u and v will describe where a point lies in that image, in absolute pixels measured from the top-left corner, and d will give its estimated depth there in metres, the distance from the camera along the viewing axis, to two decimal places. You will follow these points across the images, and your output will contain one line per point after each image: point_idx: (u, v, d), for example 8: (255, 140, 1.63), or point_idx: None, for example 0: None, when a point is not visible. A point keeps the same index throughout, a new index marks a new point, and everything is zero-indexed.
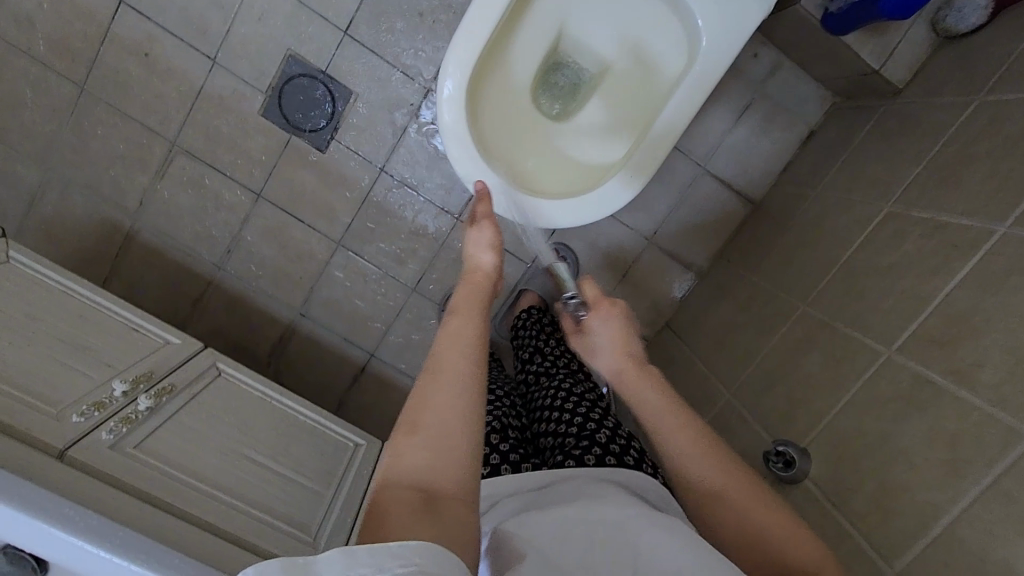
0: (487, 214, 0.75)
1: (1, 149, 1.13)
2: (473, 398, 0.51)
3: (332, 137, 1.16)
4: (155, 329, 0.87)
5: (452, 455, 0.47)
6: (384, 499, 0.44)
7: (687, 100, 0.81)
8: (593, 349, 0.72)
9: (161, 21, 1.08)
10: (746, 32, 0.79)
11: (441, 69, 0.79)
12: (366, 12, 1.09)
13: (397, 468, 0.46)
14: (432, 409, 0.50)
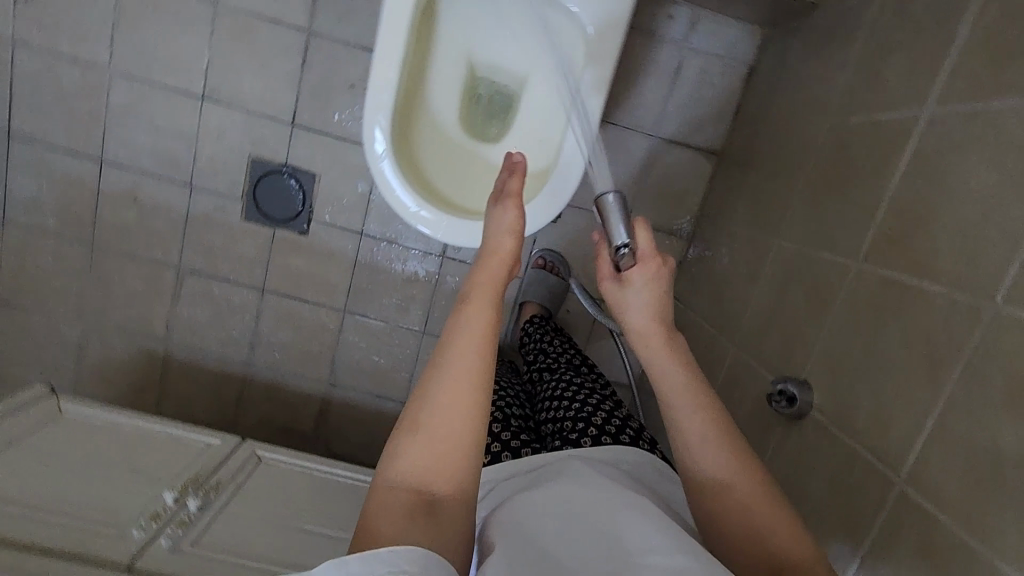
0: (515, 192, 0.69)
1: (43, 317, 1.28)
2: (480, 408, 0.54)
3: (310, 218, 1.25)
4: (195, 435, 0.96)
5: (451, 461, 0.52)
6: (382, 497, 0.50)
7: (594, 84, 0.84)
8: (622, 303, 0.65)
9: (138, 166, 1.21)
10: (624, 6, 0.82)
11: (366, 135, 0.84)
12: (305, 100, 1.18)
13: (397, 466, 0.52)
14: (436, 414, 0.53)
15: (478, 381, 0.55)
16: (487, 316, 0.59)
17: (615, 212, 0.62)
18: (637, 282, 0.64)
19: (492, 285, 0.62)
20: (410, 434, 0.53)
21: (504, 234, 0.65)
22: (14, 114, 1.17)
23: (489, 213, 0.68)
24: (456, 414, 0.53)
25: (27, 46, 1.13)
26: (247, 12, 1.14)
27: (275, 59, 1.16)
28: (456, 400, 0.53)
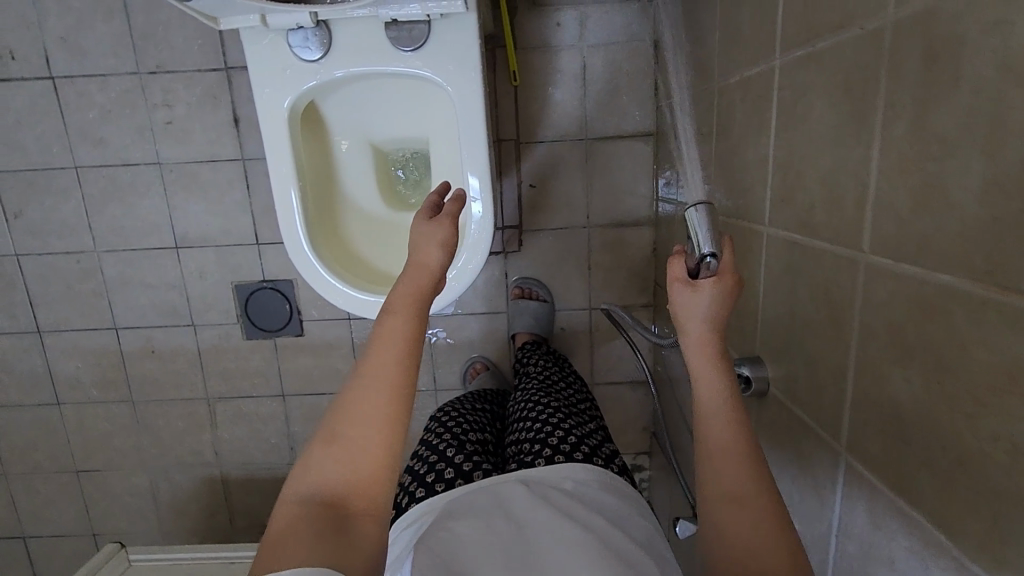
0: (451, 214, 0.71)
1: (114, 474, 1.43)
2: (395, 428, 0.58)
3: (301, 320, 1.34)
4: (246, 551, 1.05)
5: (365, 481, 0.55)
6: (290, 509, 0.54)
7: (473, 138, 0.86)
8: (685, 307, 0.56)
9: (146, 322, 1.35)
10: (476, 58, 0.83)
11: (289, 248, 0.89)
12: (262, 219, 1.28)
13: (311, 478, 0.55)
14: (354, 427, 0.57)
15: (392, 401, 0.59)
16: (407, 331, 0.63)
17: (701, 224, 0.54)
18: (707, 289, 0.55)
19: (414, 298, 0.66)
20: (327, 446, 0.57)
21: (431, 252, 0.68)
22: (37, 313, 1.33)
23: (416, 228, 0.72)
24: (374, 427, 0.57)
25: (28, 253, 1.30)
26: (187, 161, 1.25)
27: (223, 192, 1.27)
28: (373, 413, 0.58)
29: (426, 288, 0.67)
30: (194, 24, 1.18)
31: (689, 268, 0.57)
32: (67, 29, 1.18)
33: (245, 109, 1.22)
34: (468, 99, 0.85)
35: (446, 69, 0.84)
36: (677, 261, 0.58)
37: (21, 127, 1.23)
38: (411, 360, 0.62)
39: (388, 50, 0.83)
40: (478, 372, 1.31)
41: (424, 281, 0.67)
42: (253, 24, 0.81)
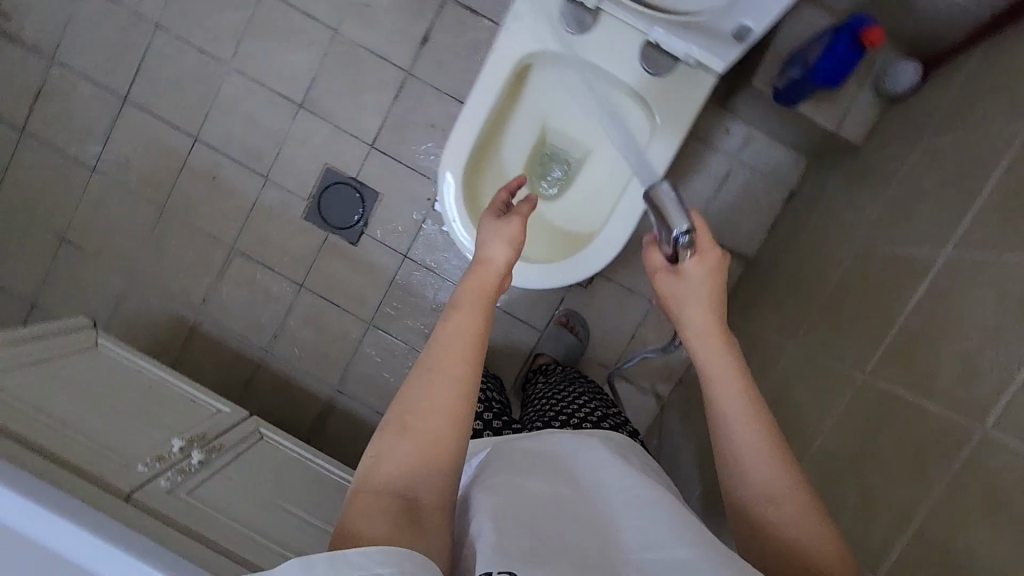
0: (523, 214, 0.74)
1: (96, 264, 1.36)
2: (457, 422, 0.59)
3: (362, 232, 1.34)
4: (209, 399, 1.00)
5: (428, 474, 0.57)
6: (363, 501, 0.55)
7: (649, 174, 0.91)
8: (676, 294, 0.66)
9: (226, 151, 1.33)
10: (692, 111, 0.89)
11: (443, 163, 0.93)
12: (388, 128, 1.30)
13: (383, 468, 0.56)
14: (422, 419, 0.58)
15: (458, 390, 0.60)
16: (475, 322, 0.64)
17: (670, 202, 0.65)
18: (690, 272, 0.65)
19: (482, 292, 0.67)
20: (396, 435, 0.58)
21: (497, 249, 0.70)
22: (135, 82, 1.30)
23: (482, 228, 0.74)
24: (441, 417, 0.58)
25: (165, 30, 1.29)
26: (358, 43, 1.28)
27: (371, 87, 1.29)
28: (443, 405, 0.58)
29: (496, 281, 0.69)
30: None
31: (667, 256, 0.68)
32: None
33: (438, 35, 1.27)
34: (667, 139, 0.90)
35: (663, 104, 0.89)
36: (655, 253, 0.69)
37: None
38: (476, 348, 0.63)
39: (634, 63, 0.89)
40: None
41: (490, 277, 0.69)
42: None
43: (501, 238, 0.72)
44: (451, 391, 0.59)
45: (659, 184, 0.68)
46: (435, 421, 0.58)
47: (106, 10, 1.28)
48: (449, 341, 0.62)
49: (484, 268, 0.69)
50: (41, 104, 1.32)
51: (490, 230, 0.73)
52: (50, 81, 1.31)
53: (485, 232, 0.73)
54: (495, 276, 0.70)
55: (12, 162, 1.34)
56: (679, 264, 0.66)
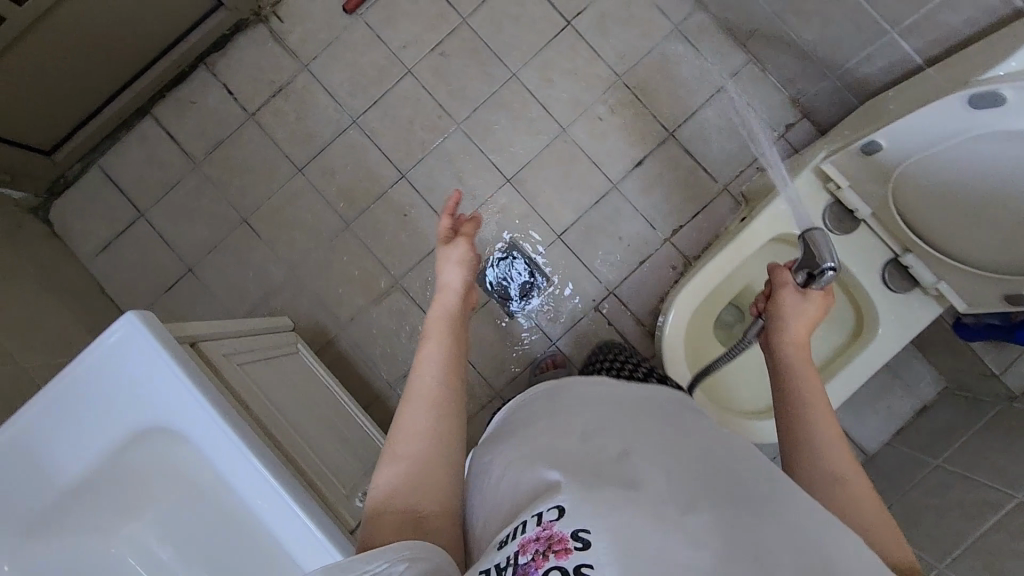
0: (465, 238, 0.85)
1: (265, 251, 1.40)
2: (438, 420, 0.66)
3: (522, 307, 1.38)
4: (375, 434, 0.98)
5: (424, 479, 0.62)
6: (384, 517, 0.60)
7: (859, 369, 0.98)
8: (797, 309, 0.79)
9: (424, 194, 1.39)
10: (916, 329, 0.97)
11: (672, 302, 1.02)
12: (580, 226, 1.38)
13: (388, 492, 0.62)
14: (409, 441, 0.64)
15: (438, 393, 0.67)
16: (443, 343, 0.72)
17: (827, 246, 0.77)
18: (812, 301, 0.80)
19: (444, 315, 0.77)
20: (391, 464, 0.64)
21: (450, 273, 0.80)
22: (370, 110, 1.40)
23: (440, 256, 0.83)
24: (423, 428, 0.65)
25: (415, 78, 1.39)
26: (581, 146, 1.38)
27: (577, 186, 1.38)
28: (418, 419, 0.65)
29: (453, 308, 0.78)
30: (685, 94, 1.37)
31: (799, 280, 0.81)
32: (611, 13, 1.38)
33: (652, 163, 1.38)
34: (885, 345, 0.97)
35: (890, 315, 0.97)
36: (787, 272, 0.83)
37: (513, 19, 1.38)
38: (447, 361, 0.71)
39: (877, 278, 0.96)
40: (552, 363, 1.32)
41: (450, 300, 0.79)
42: (832, 183, 0.94)
43: (454, 264, 0.81)
44: (432, 398, 0.67)
45: (816, 229, 0.81)
46: (421, 428, 0.65)
47: (370, 43, 1.40)
48: (425, 368, 0.70)
49: (441, 294, 0.79)
50: (278, 99, 1.41)
51: (444, 257, 0.83)
52: (295, 82, 1.40)
53: (442, 259, 0.83)
54: (454, 297, 0.80)
55: (230, 137, 1.41)
56: (808, 291, 0.80)
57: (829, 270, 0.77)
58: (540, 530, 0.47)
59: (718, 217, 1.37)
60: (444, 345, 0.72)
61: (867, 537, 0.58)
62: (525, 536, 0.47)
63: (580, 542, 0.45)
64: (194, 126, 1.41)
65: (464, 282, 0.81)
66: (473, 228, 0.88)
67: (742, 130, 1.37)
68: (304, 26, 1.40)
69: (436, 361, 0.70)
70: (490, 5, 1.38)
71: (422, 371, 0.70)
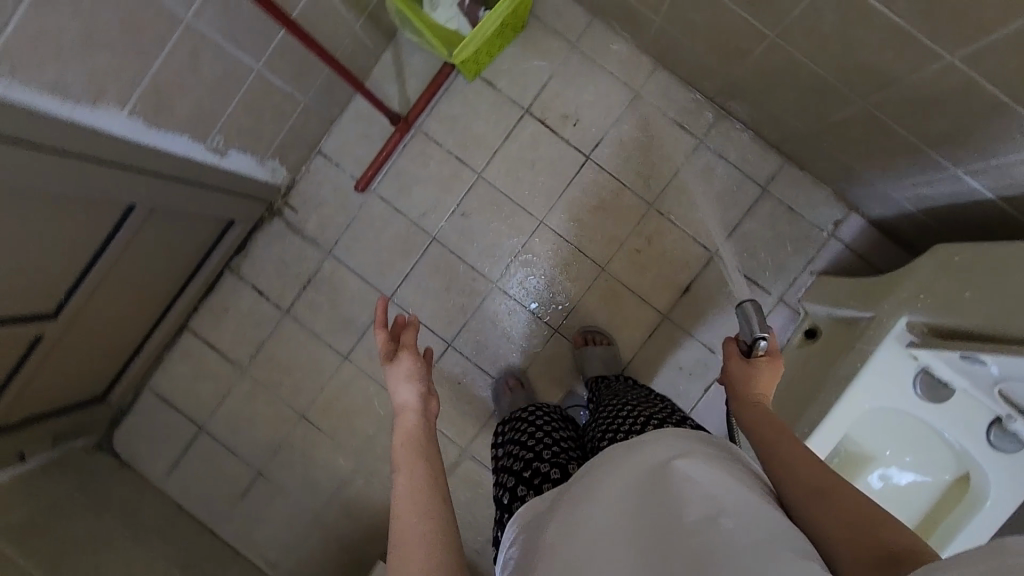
0: (410, 341, 0.77)
1: (330, 442, 1.40)
2: (424, 574, 0.54)
3: None
4: None
5: None
6: None
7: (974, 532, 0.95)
8: (745, 373, 0.78)
9: (474, 358, 1.36)
10: None
11: None
12: (638, 362, 1.34)
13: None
14: None
15: (425, 536, 0.58)
16: (414, 475, 0.63)
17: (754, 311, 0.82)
18: (762, 363, 0.78)
19: (408, 443, 0.68)
20: None
21: (401, 390, 0.73)
22: (403, 284, 1.36)
23: (386, 374, 0.76)
24: None
25: (442, 244, 1.35)
26: (624, 282, 1.33)
27: (628, 323, 1.34)
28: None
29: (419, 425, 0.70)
30: (721, 209, 1.31)
31: (742, 349, 0.82)
32: (630, 141, 1.31)
33: (701, 286, 1.32)
34: (1003, 505, 0.92)
35: (1004, 476, 0.91)
36: (733, 343, 0.83)
37: (530, 167, 1.33)
38: (421, 491, 0.61)
39: (979, 433, 0.91)
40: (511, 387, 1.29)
41: (408, 421, 0.71)
42: (919, 360, 0.91)
43: (403, 379, 0.74)
44: (416, 534, 0.57)
45: (745, 300, 0.84)
46: None
47: (390, 217, 1.36)
48: (399, 509, 0.60)
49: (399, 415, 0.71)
50: (309, 290, 1.38)
51: (389, 372, 0.76)
52: (323, 271, 1.38)
53: (387, 377, 0.76)
54: (413, 417, 0.71)
55: (270, 337, 1.40)
56: (754, 357, 0.80)
57: (762, 340, 0.79)
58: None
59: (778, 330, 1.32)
60: (415, 477, 0.63)
61: (877, 546, 0.50)
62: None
63: None
64: (233, 334, 1.40)
65: (420, 397, 0.73)
66: (417, 333, 0.78)
67: (788, 235, 1.30)
68: (319, 212, 1.37)
69: (407, 497, 0.61)
70: (503, 155, 1.33)
71: (403, 506, 0.60)
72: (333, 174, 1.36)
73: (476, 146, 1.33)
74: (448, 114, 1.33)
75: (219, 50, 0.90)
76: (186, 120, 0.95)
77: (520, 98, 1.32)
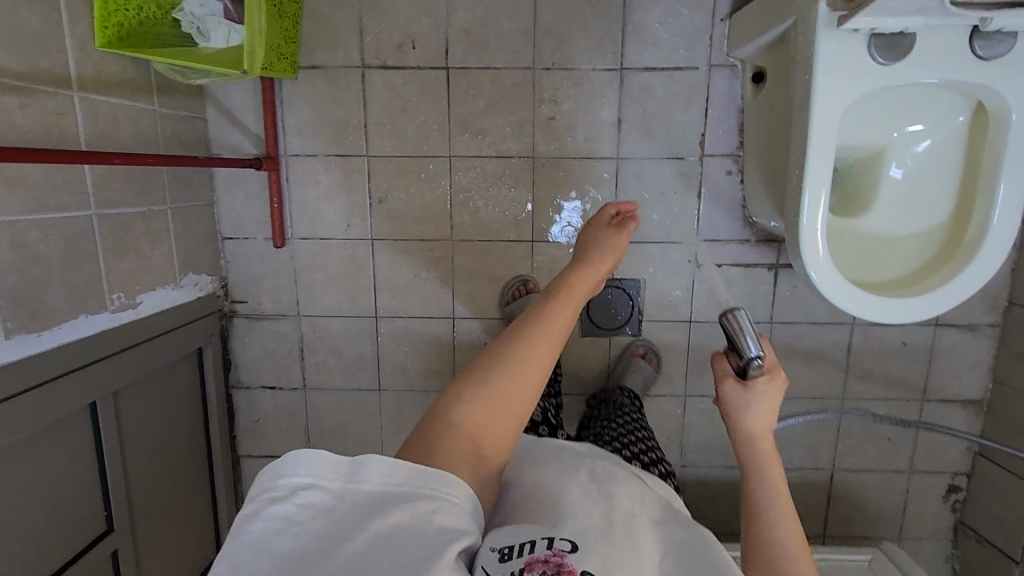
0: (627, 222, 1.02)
1: None
2: (532, 384, 0.79)
3: (641, 319, 1.32)
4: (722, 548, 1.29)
5: (500, 427, 0.76)
6: (443, 430, 0.73)
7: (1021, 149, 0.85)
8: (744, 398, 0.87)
9: (483, 314, 1.32)
10: None
11: (805, 233, 0.88)
12: None
13: (452, 406, 0.76)
14: (501, 389, 0.77)
15: (549, 356, 0.82)
16: (571, 313, 0.87)
17: (751, 332, 0.89)
18: (758, 387, 0.87)
19: (587, 286, 0.91)
20: (477, 389, 0.77)
21: (606, 250, 0.96)
22: (379, 297, 1.32)
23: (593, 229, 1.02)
24: (519, 384, 0.78)
25: (384, 239, 1.29)
26: (560, 156, 1.24)
27: (589, 189, 1.26)
28: (524, 372, 0.79)
29: (592, 283, 0.92)
30: (599, 22, 1.18)
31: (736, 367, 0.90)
32: (473, 22, 1.19)
33: (630, 108, 1.22)
34: None
35: (1012, 82, 0.82)
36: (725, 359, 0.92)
37: (405, 115, 1.23)
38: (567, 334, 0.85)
39: (965, 56, 0.82)
40: (527, 292, 1.27)
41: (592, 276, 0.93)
42: (861, 29, 0.80)
43: (609, 246, 0.97)
44: (547, 356, 0.82)
45: (739, 313, 0.90)
46: (520, 378, 0.79)
47: (323, 249, 1.30)
48: (556, 319, 0.84)
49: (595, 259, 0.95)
50: (309, 357, 1.36)
51: (604, 229, 1.01)
52: (306, 334, 1.35)
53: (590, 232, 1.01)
54: (597, 276, 0.94)
55: (310, 417, 1.40)
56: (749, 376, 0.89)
57: (756, 359, 0.88)
58: (550, 554, 0.61)
59: (726, 95, 1.20)
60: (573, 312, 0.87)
61: None
62: (534, 554, 0.61)
63: (567, 544, 0.62)
64: (279, 435, 1.41)
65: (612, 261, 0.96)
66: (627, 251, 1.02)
67: (676, 1, 1.17)
68: (266, 288, 1.32)
69: (560, 321, 0.84)
70: (374, 123, 1.24)
71: (557, 320, 0.84)
72: (250, 248, 1.30)
73: (347, 132, 1.24)
74: (300, 122, 1.24)
75: (37, 223, 0.83)
76: (69, 303, 0.90)
77: (348, 59, 1.21)
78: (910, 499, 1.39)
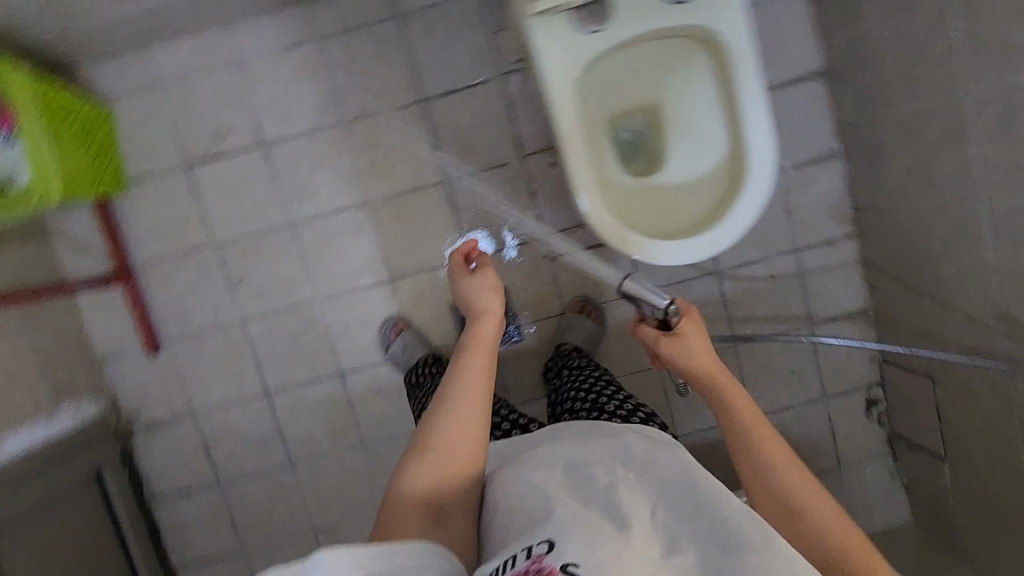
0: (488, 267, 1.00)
1: (350, 528, 1.39)
2: (474, 434, 0.81)
3: (520, 325, 1.34)
4: None
5: (454, 483, 0.78)
6: (400, 506, 0.75)
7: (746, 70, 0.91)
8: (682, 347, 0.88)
9: (367, 363, 1.35)
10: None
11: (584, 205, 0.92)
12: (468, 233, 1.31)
13: (401, 481, 0.77)
14: (445, 450, 0.79)
15: (478, 405, 0.83)
16: (486, 360, 0.88)
17: (650, 287, 0.94)
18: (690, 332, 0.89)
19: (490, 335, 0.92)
20: (420, 459, 0.79)
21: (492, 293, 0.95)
22: (264, 374, 1.34)
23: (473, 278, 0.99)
24: (460, 440, 0.80)
25: (252, 318, 1.33)
26: (392, 195, 1.29)
27: (428, 217, 1.30)
28: (459, 428, 0.81)
29: (495, 329, 0.93)
30: (388, 67, 1.26)
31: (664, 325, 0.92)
32: (274, 100, 1.27)
33: (441, 134, 1.28)
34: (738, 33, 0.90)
35: (708, 15, 0.90)
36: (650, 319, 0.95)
37: (238, 199, 1.29)
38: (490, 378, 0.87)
39: (660, 6, 0.90)
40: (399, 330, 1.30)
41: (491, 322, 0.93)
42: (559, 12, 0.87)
43: (490, 290, 0.96)
44: (477, 406, 0.83)
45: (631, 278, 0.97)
46: (459, 436, 0.80)
47: (198, 343, 1.33)
48: (471, 373, 0.86)
49: (490, 304, 0.94)
50: (215, 451, 1.37)
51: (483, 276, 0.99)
52: (206, 430, 1.36)
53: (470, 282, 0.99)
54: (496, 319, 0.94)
55: (232, 510, 1.39)
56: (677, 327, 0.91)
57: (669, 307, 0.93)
58: (530, 563, 0.58)
59: (526, 98, 1.27)
60: (487, 359, 0.88)
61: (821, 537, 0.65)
62: (516, 570, 0.58)
63: (547, 546, 0.59)
64: (208, 537, 1.40)
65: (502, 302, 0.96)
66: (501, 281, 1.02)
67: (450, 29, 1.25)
68: (155, 397, 1.35)
69: (479, 372, 0.86)
70: (211, 215, 1.29)
71: (476, 373, 0.86)
72: (130, 363, 1.33)
73: (190, 230, 1.30)
74: (143, 233, 1.29)
75: None
76: None
77: (171, 165, 1.28)
78: (836, 424, 1.38)
